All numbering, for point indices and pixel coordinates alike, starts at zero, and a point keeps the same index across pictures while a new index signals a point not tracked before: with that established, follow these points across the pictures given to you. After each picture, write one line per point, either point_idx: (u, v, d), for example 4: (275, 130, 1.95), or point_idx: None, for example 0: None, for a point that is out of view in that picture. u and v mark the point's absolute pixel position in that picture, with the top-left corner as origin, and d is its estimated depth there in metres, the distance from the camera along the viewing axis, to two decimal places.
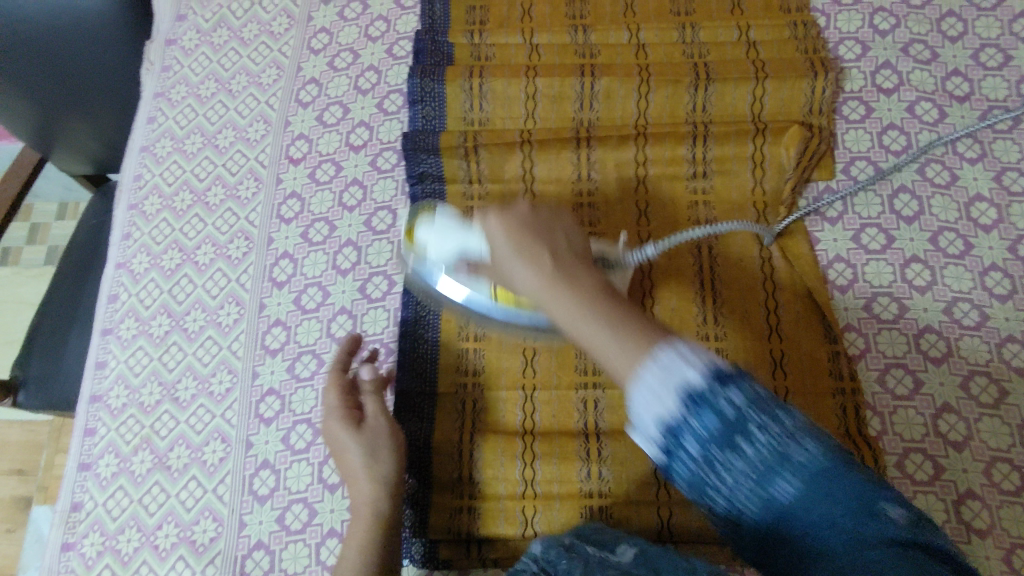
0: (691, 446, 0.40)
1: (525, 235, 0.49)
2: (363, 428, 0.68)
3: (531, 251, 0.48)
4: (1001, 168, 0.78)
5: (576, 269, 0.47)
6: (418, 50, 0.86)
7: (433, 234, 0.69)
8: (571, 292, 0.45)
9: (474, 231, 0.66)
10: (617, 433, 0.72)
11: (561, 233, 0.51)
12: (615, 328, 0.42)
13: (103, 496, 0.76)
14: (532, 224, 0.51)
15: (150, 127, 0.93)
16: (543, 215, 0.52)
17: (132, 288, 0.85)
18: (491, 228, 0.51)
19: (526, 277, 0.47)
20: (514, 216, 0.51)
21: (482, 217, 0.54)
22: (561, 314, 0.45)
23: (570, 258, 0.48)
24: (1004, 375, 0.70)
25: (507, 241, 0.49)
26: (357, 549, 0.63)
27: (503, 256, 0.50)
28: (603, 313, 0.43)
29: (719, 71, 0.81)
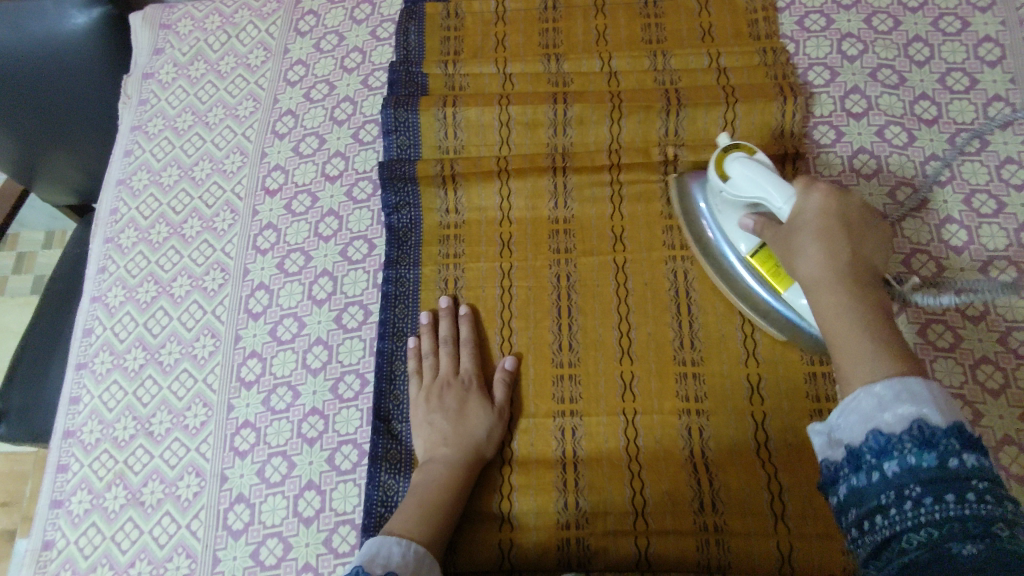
0: (891, 463, 0.44)
1: (837, 225, 0.58)
2: (496, 407, 0.73)
3: (837, 251, 0.57)
4: (970, 191, 0.78)
5: (865, 287, 0.55)
6: (393, 80, 0.87)
7: (741, 171, 0.68)
8: (848, 297, 0.54)
9: (784, 188, 0.64)
10: (594, 462, 0.71)
11: (871, 240, 0.58)
12: (874, 342, 0.51)
13: (75, 534, 0.75)
14: (848, 223, 0.59)
15: (128, 160, 0.94)
16: (864, 220, 0.60)
17: (107, 322, 0.85)
18: (813, 206, 0.60)
19: (814, 265, 0.57)
20: (836, 208, 0.59)
21: (807, 187, 0.62)
22: (827, 307, 0.55)
23: (863, 273, 0.56)
24: (979, 397, 0.70)
25: (816, 229, 0.59)
26: (430, 497, 0.68)
27: (805, 243, 0.59)
28: (865, 318, 0.52)
29: (691, 97, 0.82)
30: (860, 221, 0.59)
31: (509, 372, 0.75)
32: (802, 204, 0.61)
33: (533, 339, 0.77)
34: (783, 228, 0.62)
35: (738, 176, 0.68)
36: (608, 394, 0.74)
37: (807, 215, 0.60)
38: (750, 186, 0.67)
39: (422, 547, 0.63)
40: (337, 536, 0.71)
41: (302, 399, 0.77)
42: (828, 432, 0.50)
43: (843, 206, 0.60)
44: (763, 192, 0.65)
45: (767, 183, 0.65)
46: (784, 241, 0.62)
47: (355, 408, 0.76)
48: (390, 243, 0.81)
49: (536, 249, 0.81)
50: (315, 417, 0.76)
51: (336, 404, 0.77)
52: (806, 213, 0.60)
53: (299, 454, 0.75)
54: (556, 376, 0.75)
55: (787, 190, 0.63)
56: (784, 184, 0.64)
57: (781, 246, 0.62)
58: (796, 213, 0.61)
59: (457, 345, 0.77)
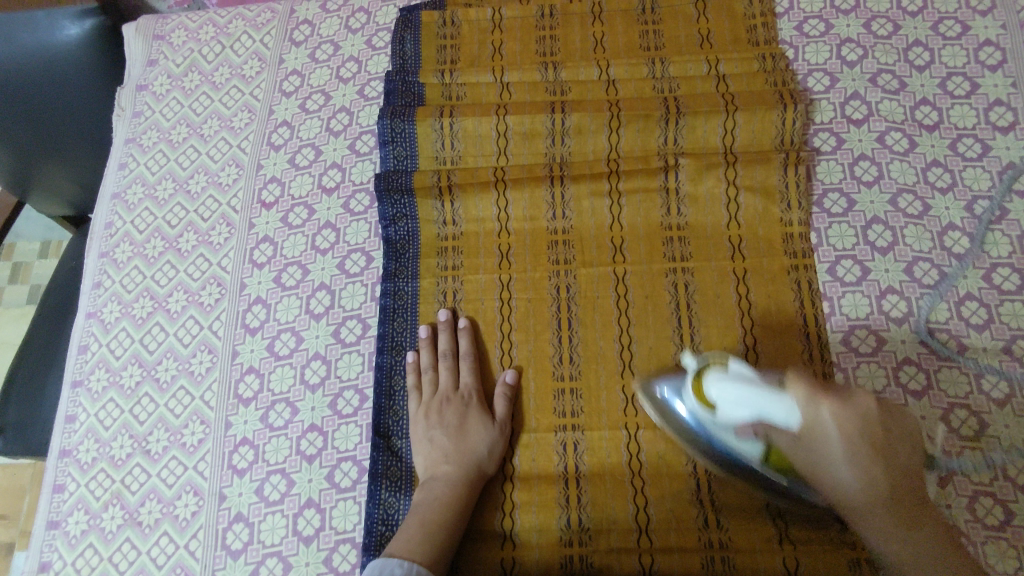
0: None
1: (863, 448, 0.56)
2: (496, 423, 0.72)
3: (875, 481, 0.57)
4: (972, 197, 0.78)
5: (911, 500, 0.58)
6: (390, 91, 0.86)
7: (730, 393, 0.61)
8: (906, 534, 0.58)
9: (784, 399, 0.58)
10: (597, 477, 0.71)
11: (902, 447, 0.57)
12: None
13: (72, 555, 0.74)
14: (870, 439, 0.56)
15: (122, 174, 0.93)
16: (883, 429, 0.57)
17: (102, 339, 0.84)
18: (831, 432, 0.56)
19: (857, 495, 0.57)
20: (859, 428, 0.56)
21: (814, 400, 0.57)
22: (888, 544, 0.58)
23: (907, 487, 0.57)
24: (984, 407, 0.70)
25: (842, 455, 0.56)
26: (432, 517, 0.67)
27: (834, 468, 0.57)
28: (925, 536, 0.57)
29: (690, 106, 0.81)
30: (880, 430, 0.57)
31: (510, 386, 0.74)
32: (816, 427, 0.57)
33: (533, 352, 0.76)
34: (802, 448, 0.58)
35: (726, 399, 0.61)
36: (610, 408, 0.73)
37: (828, 440, 0.57)
38: (738, 406, 0.60)
39: (423, 567, 0.63)
40: (337, 555, 0.70)
41: (301, 415, 0.76)
42: None
43: (858, 418, 0.56)
44: (760, 408, 0.59)
45: (762, 398, 0.58)
46: (807, 457, 0.58)
47: (354, 424, 0.75)
48: (388, 256, 0.81)
49: (535, 261, 0.80)
50: (314, 434, 0.75)
51: (335, 420, 0.76)
52: (828, 442, 0.57)
53: (298, 472, 0.74)
54: (558, 389, 0.74)
55: (790, 403, 0.57)
56: (782, 393, 0.58)
57: (805, 462, 0.59)
58: (812, 436, 0.57)
59: (456, 359, 0.76)
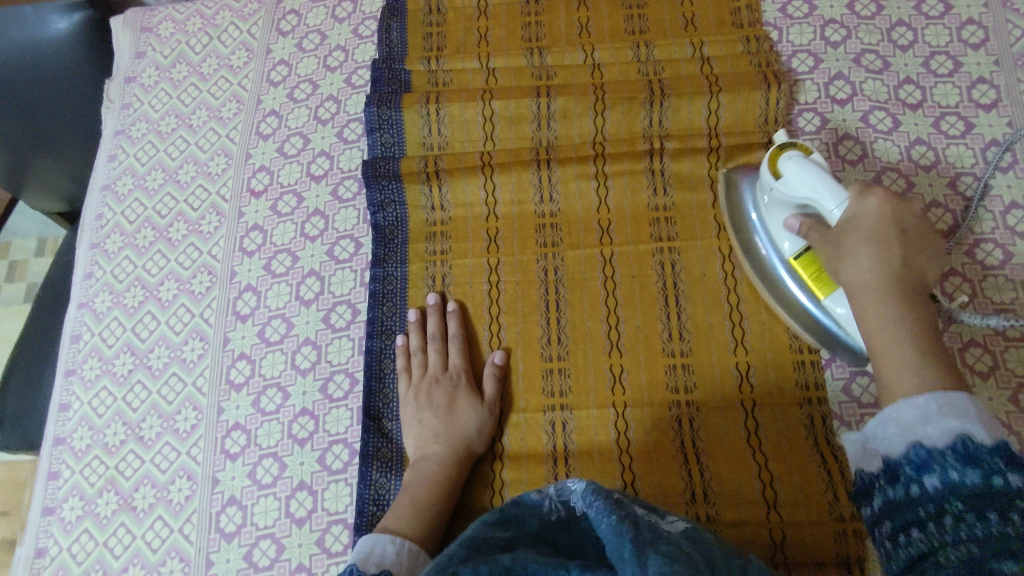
0: (932, 478, 0.44)
1: (889, 235, 0.59)
2: (485, 402, 0.73)
3: (891, 262, 0.58)
4: (955, 174, 0.78)
5: (917, 297, 0.57)
6: (376, 78, 0.87)
7: (794, 172, 0.65)
8: (897, 313, 0.56)
9: (836, 190, 0.62)
10: (585, 455, 0.71)
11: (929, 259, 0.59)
12: (919, 360, 0.52)
13: (68, 541, 0.75)
14: (907, 232, 0.59)
15: (111, 165, 0.93)
16: (920, 235, 0.60)
17: (95, 328, 0.85)
18: (870, 214, 0.60)
19: (864, 272, 0.58)
20: (891, 219, 0.60)
21: (865, 191, 0.61)
22: (874, 320, 0.56)
23: (918, 286, 0.57)
24: (968, 380, 0.70)
25: (870, 236, 0.59)
26: (422, 494, 0.67)
27: (856, 245, 0.59)
28: (914, 331, 0.55)
29: (674, 87, 0.81)
30: (915, 235, 0.60)
31: (498, 367, 0.75)
32: (858, 209, 0.60)
33: (521, 333, 0.77)
34: (836, 230, 0.62)
35: (787, 179, 0.66)
36: (597, 388, 0.73)
37: (865, 219, 0.60)
38: (798, 188, 0.65)
39: (414, 545, 0.63)
40: (329, 536, 0.71)
41: (292, 400, 0.77)
42: (871, 441, 0.50)
43: (898, 216, 0.60)
44: (815, 192, 0.63)
45: (821, 184, 0.63)
46: (834, 240, 0.61)
47: (344, 408, 0.76)
48: (376, 241, 0.81)
49: (523, 244, 0.80)
50: (306, 418, 0.76)
51: (326, 404, 0.76)
52: (860, 220, 0.60)
53: (290, 455, 0.75)
54: (546, 369, 0.75)
55: (840, 191, 0.62)
56: (839, 186, 0.62)
57: (832, 245, 0.62)
58: (852, 215, 0.61)
59: (445, 341, 0.77)
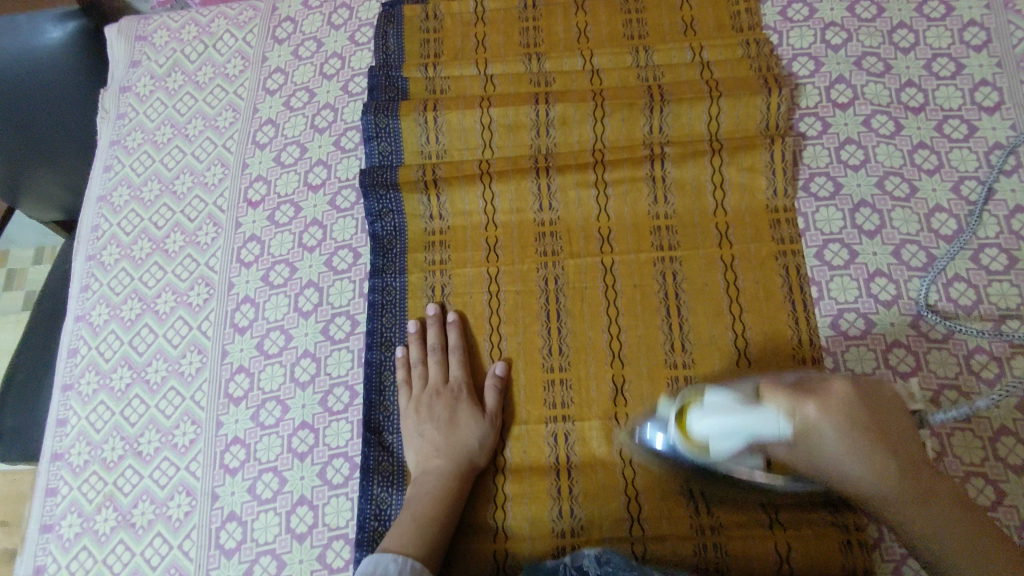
0: None
1: (857, 437, 0.54)
2: (486, 416, 0.72)
3: (878, 463, 0.55)
4: (958, 178, 0.77)
5: (920, 475, 0.56)
6: (373, 86, 0.86)
7: (715, 421, 0.58)
8: (921, 505, 0.56)
9: (769, 412, 0.55)
10: (588, 468, 0.71)
11: (894, 429, 0.56)
12: (965, 541, 0.55)
13: (66, 559, 0.74)
14: (859, 422, 0.55)
15: (107, 176, 0.93)
16: (864, 411, 0.55)
17: (92, 341, 0.84)
18: (825, 428, 0.54)
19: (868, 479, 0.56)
20: (847, 421, 0.54)
21: (798, 404, 0.54)
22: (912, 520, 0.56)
23: (914, 463, 0.56)
24: (973, 387, 0.69)
25: (842, 443, 0.55)
26: (425, 510, 0.67)
27: (835, 459, 0.55)
28: (939, 508, 0.56)
29: (674, 93, 0.80)
30: (867, 414, 0.55)
31: (500, 378, 0.74)
32: (809, 428, 0.54)
33: (522, 344, 0.76)
34: (801, 451, 0.56)
35: (710, 432, 0.58)
36: (600, 399, 0.73)
37: (823, 434, 0.54)
38: (728, 432, 0.57)
39: (417, 562, 0.62)
40: (331, 552, 0.70)
41: (292, 413, 0.76)
42: None
43: (845, 409, 0.55)
44: (748, 425, 0.56)
45: (747, 418, 0.56)
46: (807, 458, 0.56)
47: (344, 421, 0.75)
48: (375, 252, 0.81)
49: (522, 253, 0.80)
50: (305, 432, 0.75)
51: (326, 417, 0.76)
52: (824, 439, 0.54)
53: (290, 469, 0.74)
54: (547, 380, 0.74)
55: (773, 415, 0.55)
56: (764, 405, 0.55)
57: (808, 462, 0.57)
58: (806, 435, 0.55)
59: (445, 353, 0.76)
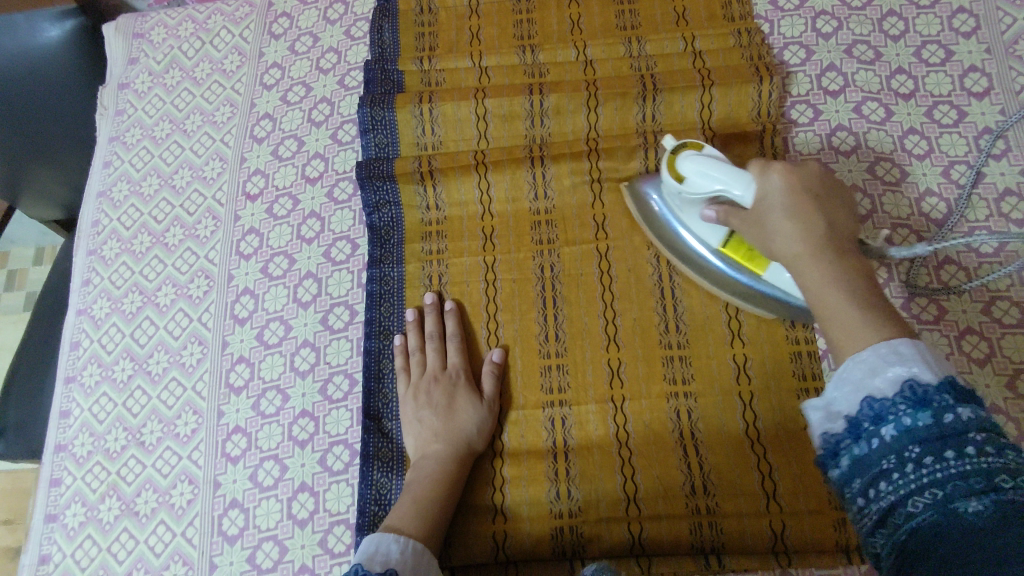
0: (887, 427, 0.41)
1: (804, 199, 0.55)
2: (484, 400, 0.73)
3: (807, 222, 0.54)
4: (949, 162, 0.78)
5: (843, 248, 0.53)
6: (369, 79, 0.87)
7: (698, 168, 0.64)
8: (829, 266, 0.51)
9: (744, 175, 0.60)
10: (585, 451, 0.72)
11: (837, 212, 0.55)
12: (865, 307, 0.48)
13: (71, 548, 0.75)
14: (814, 190, 0.56)
15: (106, 172, 0.93)
16: (827, 188, 0.57)
17: (93, 334, 0.85)
18: (777, 190, 0.57)
19: (789, 237, 0.54)
20: (799, 182, 0.56)
21: (765, 168, 0.58)
22: (814, 282, 0.51)
23: (841, 239, 0.53)
24: (965, 367, 0.70)
25: (784, 208, 0.55)
26: (425, 493, 0.67)
27: (772, 218, 0.56)
28: (854, 283, 0.50)
29: (667, 81, 0.81)
30: (824, 192, 0.56)
31: (497, 365, 0.75)
32: (765, 188, 0.57)
33: (519, 330, 0.77)
34: (755, 219, 0.59)
35: (694, 173, 0.64)
36: (596, 383, 0.74)
37: (772, 198, 0.57)
38: (707, 182, 0.63)
39: (418, 543, 0.63)
40: (332, 537, 0.71)
41: (292, 402, 0.77)
42: (819, 402, 0.46)
43: (807, 179, 0.57)
44: (723, 182, 0.61)
45: (727, 174, 0.61)
46: (755, 229, 0.59)
47: (344, 409, 0.76)
48: (372, 242, 0.81)
49: (518, 241, 0.80)
50: (306, 420, 0.76)
51: (326, 405, 0.77)
52: (772, 196, 0.57)
53: (291, 457, 0.75)
54: (544, 366, 0.75)
55: (749, 176, 0.59)
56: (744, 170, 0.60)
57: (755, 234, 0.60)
58: (761, 197, 0.58)
59: (443, 340, 0.77)
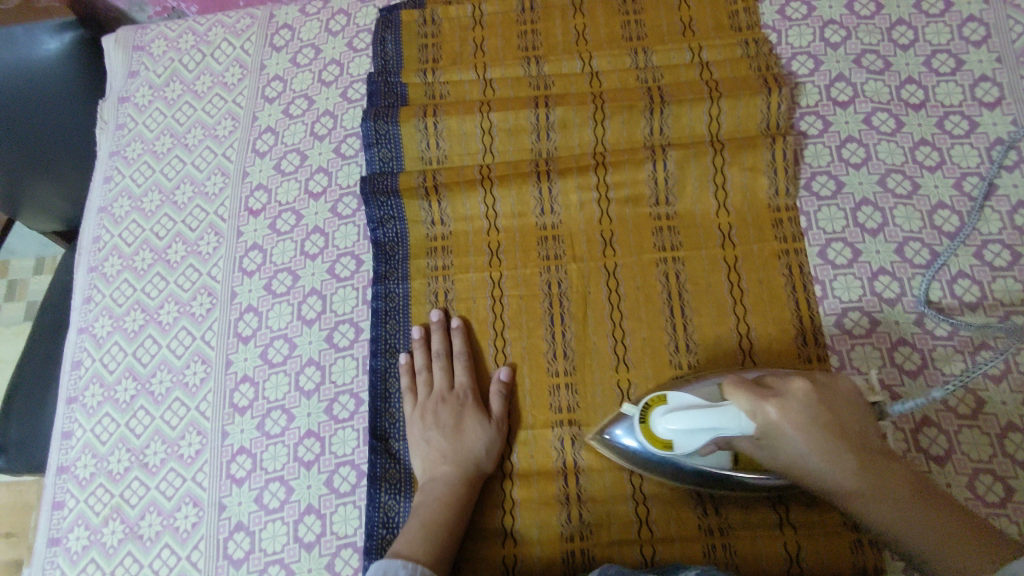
0: None
1: (818, 428, 0.58)
2: (491, 421, 0.72)
3: (837, 453, 0.58)
4: (960, 174, 0.77)
5: (880, 468, 0.58)
6: (372, 93, 0.86)
7: (677, 424, 0.60)
8: (889, 497, 0.58)
9: (727, 412, 0.59)
10: (596, 471, 0.71)
11: (853, 422, 0.60)
12: (929, 521, 0.56)
13: (74, 571, 0.74)
14: (819, 417, 0.59)
15: (107, 187, 0.92)
16: (823, 400, 0.60)
17: (95, 353, 0.84)
18: (782, 424, 0.58)
19: (840, 482, 0.59)
20: (802, 408, 0.59)
21: (756, 401, 0.59)
22: (882, 514, 0.58)
23: (870, 454, 0.59)
24: (980, 384, 0.69)
25: (800, 441, 0.58)
26: (433, 516, 0.66)
27: (797, 451, 0.59)
28: (908, 500, 0.57)
29: (674, 94, 0.80)
30: (826, 410, 0.59)
31: (504, 384, 0.74)
32: (765, 422, 0.59)
33: (527, 348, 0.76)
34: (769, 448, 0.60)
35: (676, 433, 0.61)
36: (606, 401, 0.73)
37: (781, 432, 0.59)
38: (694, 434, 0.60)
39: (426, 568, 0.62)
40: (339, 560, 0.70)
41: (297, 422, 0.76)
42: None
43: (802, 407, 0.59)
44: (712, 425, 0.59)
45: (709, 420, 0.59)
46: (776, 458, 0.61)
47: (350, 428, 0.75)
48: (377, 259, 0.80)
49: (525, 257, 0.79)
50: (311, 440, 0.75)
51: (331, 425, 0.76)
52: (781, 433, 0.59)
53: (296, 478, 0.74)
54: (553, 385, 0.74)
55: (735, 409, 0.59)
56: (724, 406, 0.59)
57: (776, 462, 0.61)
58: (766, 430, 0.59)
59: (450, 358, 0.76)
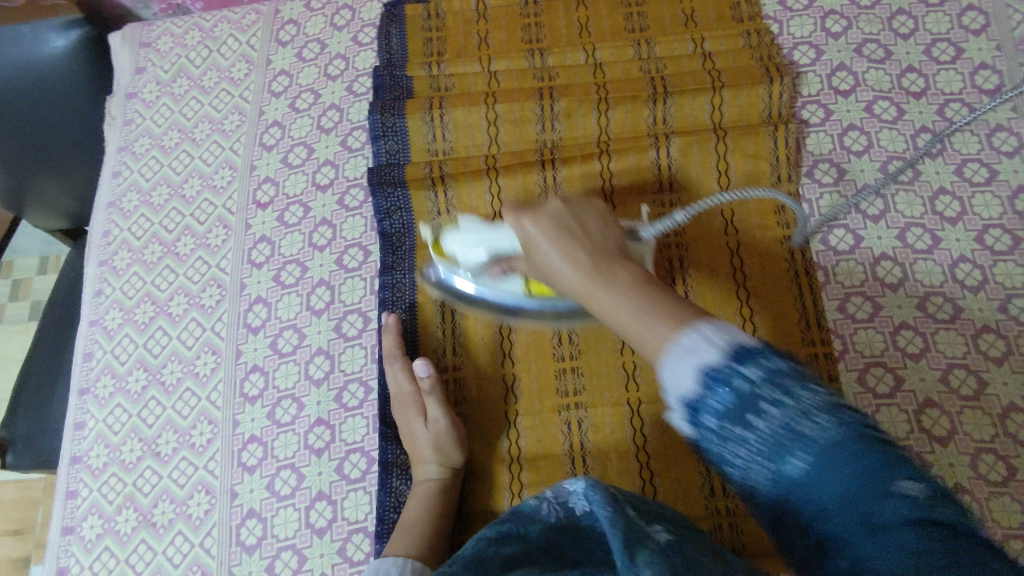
0: (707, 421, 0.40)
1: (560, 228, 0.51)
2: (428, 423, 0.71)
3: (569, 246, 0.50)
4: (961, 160, 0.78)
5: (609, 260, 0.48)
6: (378, 86, 0.87)
7: (460, 241, 0.67)
8: (608, 281, 0.47)
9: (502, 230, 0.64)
10: (603, 454, 0.71)
11: (597, 224, 0.52)
12: (656, 306, 0.44)
13: (89, 559, 0.75)
14: (566, 220, 0.52)
15: (116, 182, 0.93)
16: (574, 211, 0.53)
17: (107, 345, 0.85)
18: (526, 226, 0.52)
19: (567, 275, 0.49)
20: (547, 213, 0.52)
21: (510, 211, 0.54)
22: (603, 307, 0.47)
23: (604, 250, 0.49)
24: (981, 366, 0.70)
25: (544, 237, 0.51)
26: (415, 518, 0.67)
27: (539, 247, 0.52)
28: (639, 296, 0.45)
29: (677, 84, 0.82)
30: (574, 218, 0.52)
31: (429, 387, 0.73)
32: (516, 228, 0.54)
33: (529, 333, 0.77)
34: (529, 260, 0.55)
35: (460, 248, 0.67)
36: (611, 385, 0.74)
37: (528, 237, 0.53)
38: (474, 248, 0.66)
39: (418, 564, 0.62)
40: (351, 545, 0.71)
41: (307, 410, 0.77)
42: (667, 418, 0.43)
43: (552, 212, 0.53)
44: (489, 240, 0.65)
45: (492, 233, 0.65)
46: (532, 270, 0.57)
47: (360, 416, 0.76)
48: (384, 250, 0.81)
49: None
50: (321, 428, 0.76)
51: (341, 413, 0.77)
52: (528, 241, 0.53)
53: (307, 466, 0.75)
54: (558, 370, 0.75)
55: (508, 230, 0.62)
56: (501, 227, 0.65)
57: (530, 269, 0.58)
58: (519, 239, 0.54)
59: (390, 364, 0.75)
